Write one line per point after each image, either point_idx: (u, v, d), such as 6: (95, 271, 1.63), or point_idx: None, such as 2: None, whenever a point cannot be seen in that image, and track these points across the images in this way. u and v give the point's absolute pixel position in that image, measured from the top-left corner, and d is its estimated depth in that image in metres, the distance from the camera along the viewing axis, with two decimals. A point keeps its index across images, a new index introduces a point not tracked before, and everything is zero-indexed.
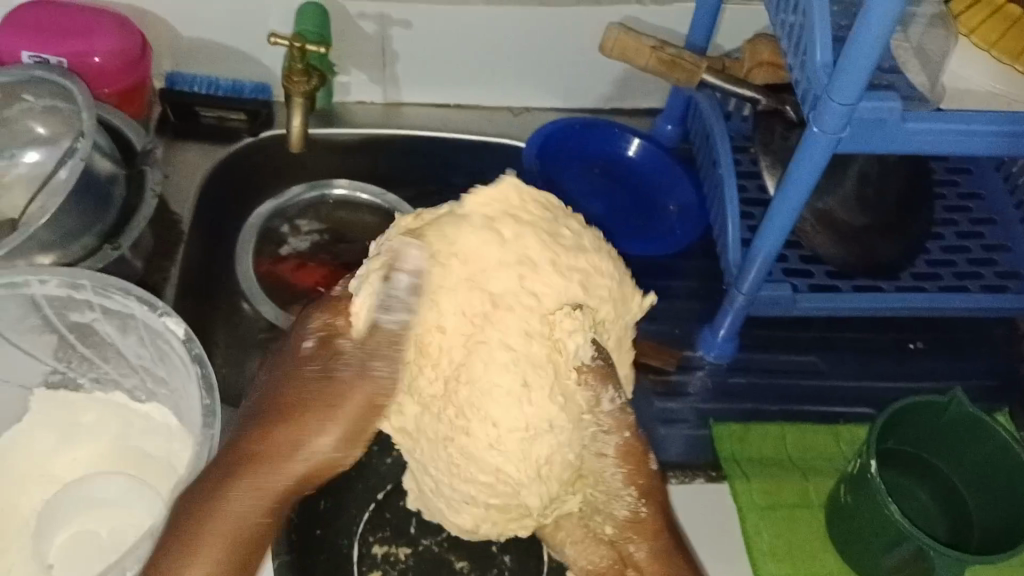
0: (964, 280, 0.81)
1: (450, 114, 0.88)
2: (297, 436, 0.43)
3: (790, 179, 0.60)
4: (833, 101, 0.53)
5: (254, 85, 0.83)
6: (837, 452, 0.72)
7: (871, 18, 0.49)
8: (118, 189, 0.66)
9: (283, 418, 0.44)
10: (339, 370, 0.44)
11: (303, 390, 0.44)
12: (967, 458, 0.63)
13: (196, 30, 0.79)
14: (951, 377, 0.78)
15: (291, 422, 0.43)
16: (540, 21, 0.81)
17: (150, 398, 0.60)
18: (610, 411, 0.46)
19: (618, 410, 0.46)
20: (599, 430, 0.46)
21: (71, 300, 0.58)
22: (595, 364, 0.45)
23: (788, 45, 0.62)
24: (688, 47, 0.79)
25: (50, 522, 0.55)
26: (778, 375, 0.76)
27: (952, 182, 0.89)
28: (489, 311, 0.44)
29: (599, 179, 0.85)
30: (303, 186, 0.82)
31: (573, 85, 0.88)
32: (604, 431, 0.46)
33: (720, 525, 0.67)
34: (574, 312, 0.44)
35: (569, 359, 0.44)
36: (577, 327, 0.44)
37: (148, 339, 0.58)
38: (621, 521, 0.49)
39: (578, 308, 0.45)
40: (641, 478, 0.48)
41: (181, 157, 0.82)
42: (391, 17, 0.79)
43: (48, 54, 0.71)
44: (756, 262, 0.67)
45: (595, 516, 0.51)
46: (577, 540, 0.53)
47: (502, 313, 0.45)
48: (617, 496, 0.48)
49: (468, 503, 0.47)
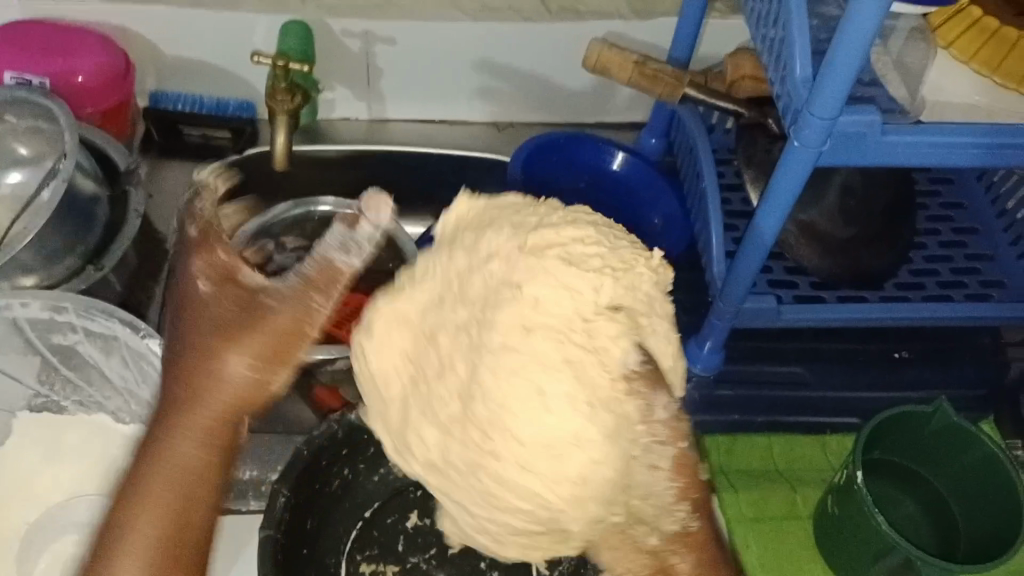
0: (948, 290, 0.82)
1: (435, 130, 0.88)
2: (218, 356, 0.45)
3: (773, 192, 0.60)
4: (814, 116, 0.54)
5: (238, 103, 0.82)
6: (824, 462, 0.72)
7: (850, 34, 0.50)
8: (102, 209, 0.65)
9: (205, 343, 0.45)
10: (265, 301, 0.45)
11: (219, 309, 0.46)
12: (953, 468, 0.63)
13: (180, 48, 0.79)
14: (937, 386, 0.78)
15: (213, 343, 0.45)
16: (524, 36, 0.81)
17: (134, 420, 0.59)
18: (665, 421, 0.44)
19: (674, 419, 0.44)
20: (654, 442, 0.44)
21: (54, 322, 0.58)
22: (640, 370, 0.44)
23: (769, 60, 0.63)
24: (670, 61, 0.80)
25: (34, 545, 0.55)
26: (765, 386, 0.77)
27: (934, 192, 0.90)
28: (509, 324, 0.43)
29: (585, 193, 0.85)
30: (289, 203, 0.82)
31: (558, 100, 0.88)
32: (658, 442, 0.44)
33: None
34: (615, 316, 0.44)
35: (615, 366, 0.43)
36: (619, 332, 0.44)
37: (132, 361, 0.58)
38: (669, 534, 0.46)
39: (621, 311, 0.44)
40: (690, 490, 0.45)
41: (165, 175, 0.82)
42: (375, 35, 0.80)
43: (32, 75, 0.71)
44: (740, 276, 0.67)
45: (641, 528, 0.46)
46: (610, 554, 0.49)
47: (521, 325, 0.43)
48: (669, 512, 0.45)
49: (515, 533, 0.45)
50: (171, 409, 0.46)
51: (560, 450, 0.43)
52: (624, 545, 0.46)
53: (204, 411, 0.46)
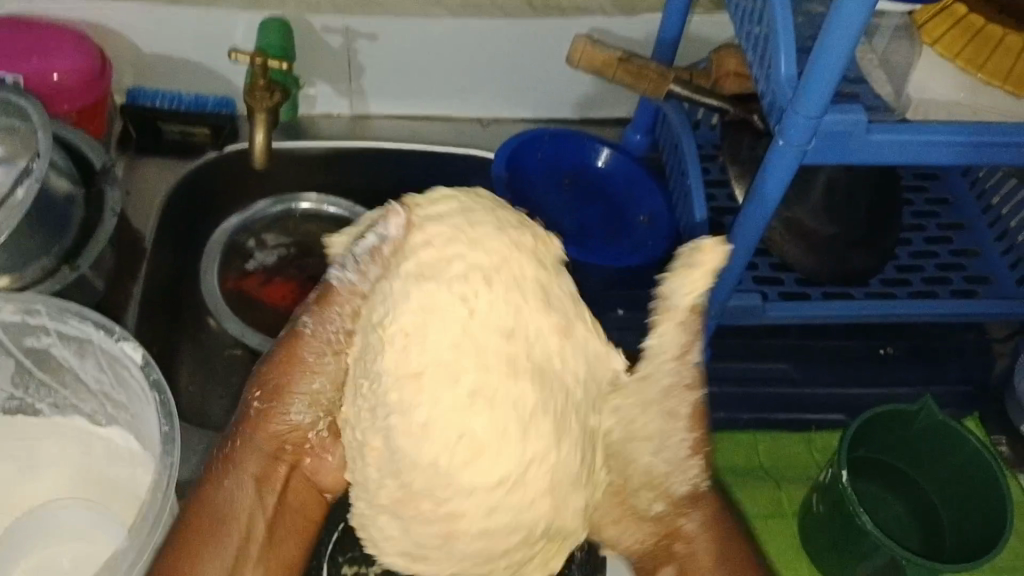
0: (934, 286, 0.82)
1: (418, 126, 0.88)
2: (267, 402, 0.44)
3: (758, 190, 0.60)
4: (799, 115, 0.53)
5: (217, 99, 0.81)
6: (811, 460, 0.72)
7: (834, 33, 0.49)
8: (78, 211, 0.64)
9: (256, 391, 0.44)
10: (307, 355, 0.43)
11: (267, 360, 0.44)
12: (939, 467, 0.63)
13: (158, 45, 0.78)
14: (922, 383, 0.78)
15: (262, 393, 0.44)
16: (507, 32, 0.81)
17: (112, 423, 0.58)
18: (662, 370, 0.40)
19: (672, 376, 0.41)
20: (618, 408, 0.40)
21: (26, 327, 0.56)
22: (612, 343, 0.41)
23: (754, 57, 0.62)
24: (655, 57, 0.79)
25: (10, 551, 0.53)
26: (750, 384, 0.76)
27: (920, 189, 0.89)
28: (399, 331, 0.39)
29: (568, 191, 0.85)
30: (269, 200, 0.80)
31: (543, 96, 0.88)
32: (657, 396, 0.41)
33: None
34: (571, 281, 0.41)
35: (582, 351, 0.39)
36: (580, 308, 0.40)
37: (107, 365, 0.55)
38: (678, 498, 0.44)
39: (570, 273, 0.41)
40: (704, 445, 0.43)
41: (144, 173, 0.82)
42: (356, 31, 0.79)
43: (6, 73, 0.70)
44: (725, 277, 0.67)
45: (647, 491, 0.43)
46: (620, 520, 0.44)
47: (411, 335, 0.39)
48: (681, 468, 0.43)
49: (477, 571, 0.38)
50: (233, 447, 0.45)
51: (460, 484, 0.36)
52: (626, 512, 0.44)
53: (247, 455, 0.45)
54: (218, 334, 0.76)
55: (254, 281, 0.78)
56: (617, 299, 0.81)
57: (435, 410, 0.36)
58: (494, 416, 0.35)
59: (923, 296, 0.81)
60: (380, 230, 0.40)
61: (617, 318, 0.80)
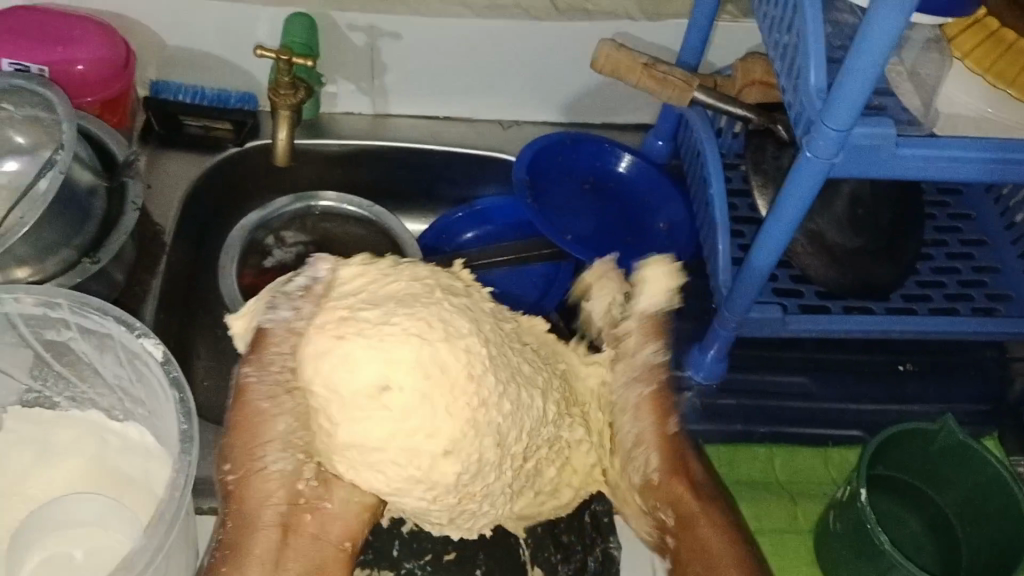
0: (953, 303, 0.81)
1: (438, 126, 0.87)
2: (239, 468, 0.45)
3: (782, 203, 0.59)
4: (827, 127, 0.53)
5: (239, 94, 0.82)
6: (827, 476, 0.71)
7: (867, 47, 0.49)
8: (99, 204, 0.64)
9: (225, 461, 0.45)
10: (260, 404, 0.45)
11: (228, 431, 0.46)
12: (959, 487, 0.62)
13: (182, 38, 0.78)
14: (940, 400, 0.78)
15: (229, 460, 0.45)
16: (531, 35, 0.80)
17: (128, 418, 0.58)
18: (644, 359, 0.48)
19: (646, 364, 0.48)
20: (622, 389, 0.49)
21: (47, 319, 0.55)
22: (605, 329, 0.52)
23: (782, 67, 0.61)
24: (680, 64, 0.79)
25: (21, 545, 0.53)
26: (767, 397, 0.76)
27: (942, 203, 0.89)
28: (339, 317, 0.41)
29: (588, 196, 0.84)
30: (290, 198, 0.82)
31: (565, 100, 0.87)
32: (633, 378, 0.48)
33: None
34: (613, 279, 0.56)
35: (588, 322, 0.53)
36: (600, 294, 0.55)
37: (126, 360, 0.55)
38: (642, 487, 0.48)
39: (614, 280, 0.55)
40: (665, 428, 0.48)
41: (166, 167, 0.80)
42: (381, 30, 0.78)
43: (30, 62, 0.69)
44: (746, 288, 0.66)
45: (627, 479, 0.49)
46: (631, 512, 0.50)
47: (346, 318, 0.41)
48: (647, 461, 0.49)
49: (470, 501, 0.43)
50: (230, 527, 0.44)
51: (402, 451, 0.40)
52: (635, 507, 0.49)
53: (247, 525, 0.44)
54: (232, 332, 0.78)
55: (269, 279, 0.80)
56: None
57: (406, 396, 0.39)
58: (454, 395, 0.40)
59: (943, 312, 0.80)
60: (311, 273, 0.46)
61: None
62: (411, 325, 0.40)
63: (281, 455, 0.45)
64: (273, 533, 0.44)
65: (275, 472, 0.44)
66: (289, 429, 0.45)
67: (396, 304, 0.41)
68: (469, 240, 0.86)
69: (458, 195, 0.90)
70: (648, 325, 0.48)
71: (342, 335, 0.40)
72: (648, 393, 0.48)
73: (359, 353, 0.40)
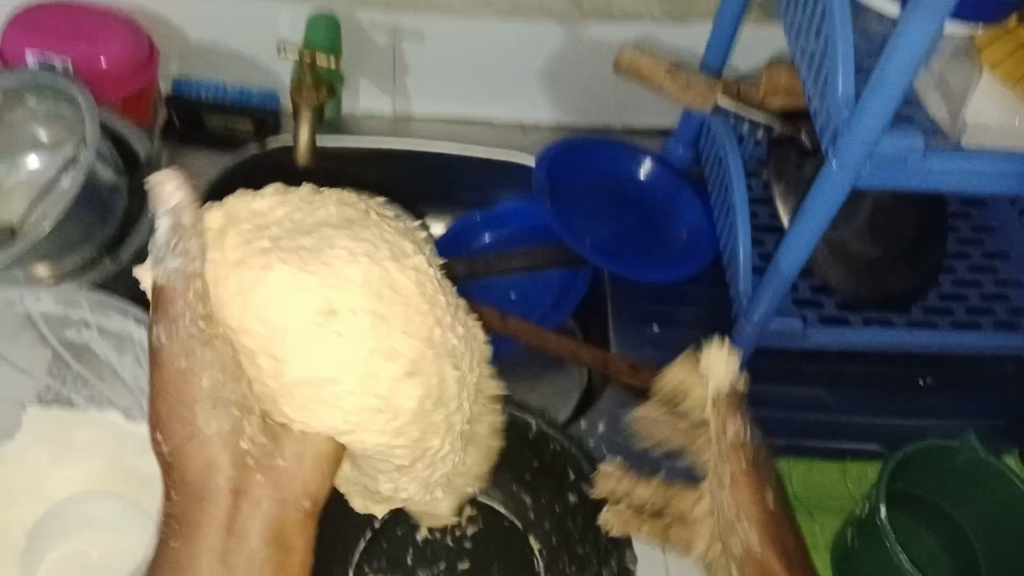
0: (976, 317, 0.79)
1: (458, 129, 0.87)
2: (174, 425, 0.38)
3: (806, 213, 0.58)
4: (854, 137, 0.52)
5: (262, 92, 0.81)
6: (843, 489, 0.72)
7: (898, 56, 0.48)
8: (121, 202, 0.64)
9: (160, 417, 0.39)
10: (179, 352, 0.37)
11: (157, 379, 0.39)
12: (979, 505, 0.61)
13: (205, 36, 0.78)
14: (960, 415, 0.77)
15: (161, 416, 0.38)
16: (554, 38, 0.80)
17: (145, 417, 0.58)
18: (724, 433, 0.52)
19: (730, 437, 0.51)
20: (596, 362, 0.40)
21: (67, 317, 0.56)
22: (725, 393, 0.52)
23: (808, 75, 0.61)
24: (703, 69, 0.78)
25: (39, 542, 0.54)
26: (785, 409, 0.75)
27: (965, 215, 0.87)
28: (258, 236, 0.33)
29: (608, 202, 0.84)
30: (307, 197, 0.81)
31: (586, 103, 0.87)
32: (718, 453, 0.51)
33: None
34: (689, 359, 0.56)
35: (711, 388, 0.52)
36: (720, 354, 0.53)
37: (144, 360, 0.55)
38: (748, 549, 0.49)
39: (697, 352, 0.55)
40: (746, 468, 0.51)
41: (186, 163, 0.80)
42: (404, 30, 0.78)
43: (54, 58, 0.70)
44: (766, 297, 0.66)
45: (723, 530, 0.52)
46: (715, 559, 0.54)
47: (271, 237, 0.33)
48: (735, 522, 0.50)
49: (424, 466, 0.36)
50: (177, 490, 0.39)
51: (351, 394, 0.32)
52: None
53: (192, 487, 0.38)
54: None
55: None
56: (651, 313, 0.80)
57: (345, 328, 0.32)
58: (400, 323, 0.33)
59: (967, 326, 0.79)
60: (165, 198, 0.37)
61: (651, 333, 0.79)
62: (350, 245, 0.33)
63: (215, 409, 0.37)
64: (223, 497, 0.38)
65: (212, 431, 0.37)
66: (216, 385, 0.37)
67: (333, 229, 0.33)
68: (486, 243, 0.86)
69: (477, 198, 0.90)
70: (725, 402, 0.52)
71: (250, 260, 0.33)
72: (740, 469, 0.51)
73: (275, 288, 0.32)
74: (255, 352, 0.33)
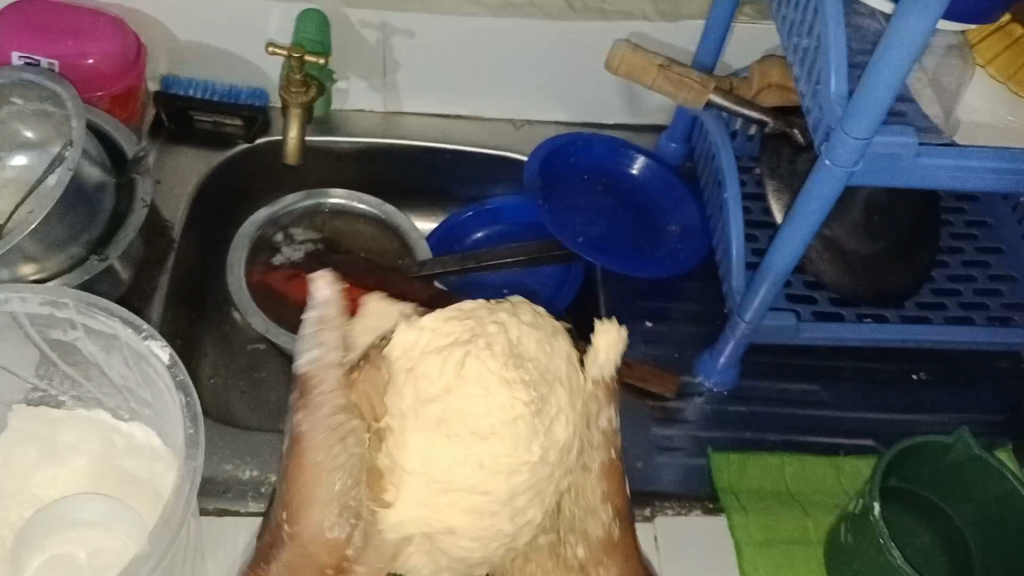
0: (970, 311, 0.80)
1: (450, 124, 0.86)
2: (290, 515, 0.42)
3: (799, 210, 0.58)
4: (847, 135, 0.52)
5: (250, 90, 0.81)
6: (838, 486, 0.70)
7: (891, 52, 0.48)
8: (107, 199, 0.64)
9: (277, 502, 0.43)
10: (310, 454, 0.41)
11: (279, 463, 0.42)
12: (971, 502, 0.61)
13: (193, 34, 0.77)
14: (953, 409, 0.77)
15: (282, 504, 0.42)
16: (544, 34, 0.79)
17: (134, 419, 0.57)
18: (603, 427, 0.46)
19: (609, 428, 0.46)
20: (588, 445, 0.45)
21: (54, 318, 0.55)
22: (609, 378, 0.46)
23: (801, 72, 0.60)
24: (696, 66, 0.78)
25: (27, 542, 0.53)
26: (778, 404, 0.75)
27: (958, 210, 0.87)
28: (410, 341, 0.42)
29: (600, 198, 0.83)
30: (299, 195, 0.82)
31: (579, 100, 0.86)
32: (591, 445, 0.46)
33: (718, 546, 0.65)
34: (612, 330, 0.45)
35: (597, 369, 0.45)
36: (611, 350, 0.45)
37: (133, 361, 0.54)
38: (595, 543, 0.46)
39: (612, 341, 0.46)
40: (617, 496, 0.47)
41: (174, 161, 0.80)
42: (393, 27, 0.78)
43: (40, 56, 0.69)
44: (759, 294, 0.66)
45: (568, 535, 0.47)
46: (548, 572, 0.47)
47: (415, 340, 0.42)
48: (594, 511, 0.46)
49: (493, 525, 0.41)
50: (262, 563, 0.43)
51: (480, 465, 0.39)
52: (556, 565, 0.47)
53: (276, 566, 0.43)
54: (241, 328, 0.80)
55: (278, 275, 0.80)
56: (645, 310, 0.80)
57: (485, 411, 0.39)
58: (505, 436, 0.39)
59: (959, 321, 0.79)
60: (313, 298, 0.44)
61: (645, 329, 0.78)
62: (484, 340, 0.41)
63: (335, 514, 0.41)
64: None
65: (329, 530, 0.41)
66: (346, 487, 0.41)
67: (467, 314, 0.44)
68: (479, 239, 0.86)
69: (468, 193, 0.90)
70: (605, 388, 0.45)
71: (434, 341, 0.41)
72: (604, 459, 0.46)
73: (469, 387, 0.39)
74: (414, 416, 0.40)
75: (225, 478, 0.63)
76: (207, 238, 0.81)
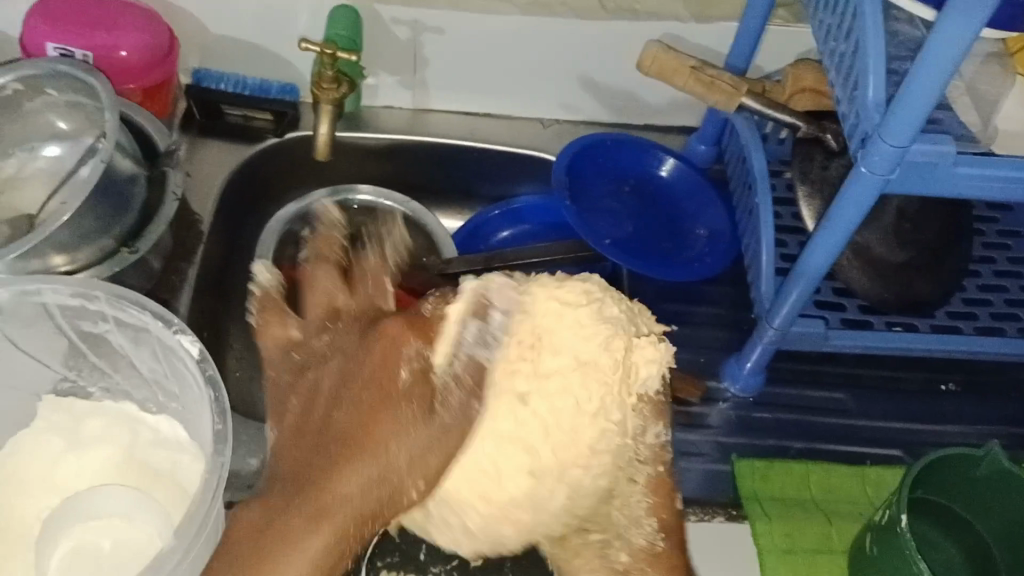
0: (1001, 322, 0.79)
1: (478, 123, 0.86)
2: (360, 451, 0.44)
3: (833, 217, 0.57)
4: (885, 142, 0.51)
5: (281, 86, 0.81)
6: (863, 495, 0.69)
7: (933, 60, 0.47)
8: (139, 192, 0.64)
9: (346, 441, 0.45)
10: (437, 405, 0.46)
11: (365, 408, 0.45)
12: (1001, 517, 0.60)
13: (225, 28, 0.77)
14: (982, 421, 0.76)
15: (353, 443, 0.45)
16: (575, 33, 0.79)
17: (161, 411, 0.58)
18: (650, 443, 0.51)
19: (659, 445, 0.52)
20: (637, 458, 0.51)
21: (85, 310, 0.55)
22: (652, 397, 0.51)
23: (837, 77, 0.60)
24: (728, 68, 0.77)
25: (51, 533, 0.53)
26: (803, 411, 0.75)
27: (991, 218, 0.86)
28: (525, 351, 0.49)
29: (627, 199, 0.83)
30: (327, 191, 0.82)
31: (608, 100, 0.86)
32: (640, 459, 0.51)
33: (736, 554, 0.65)
34: (656, 344, 0.50)
35: (638, 384, 0.50)
36: (653, 357, 0.50)
37: (162, 354, 0.55)
38: (639, 551, 0.51)
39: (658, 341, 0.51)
40: (665, 512, 0.52)
41: (204, 154, 0.80)
42: (425, 24, 0.78)
43: (74, 47, 0.69)
44: (789, 300, 0.65)
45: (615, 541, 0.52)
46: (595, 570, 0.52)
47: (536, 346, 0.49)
48: (639, 523, 0.52)
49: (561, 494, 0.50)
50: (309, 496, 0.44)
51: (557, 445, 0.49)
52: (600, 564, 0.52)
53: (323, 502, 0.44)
54: None
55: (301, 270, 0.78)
56: (670, 313, 0.79)
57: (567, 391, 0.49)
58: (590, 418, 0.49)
59: (989, 331, 0.78)
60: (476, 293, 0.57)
61: (670, 333, 0.78)
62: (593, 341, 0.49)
63: (417, 469, 0.45)
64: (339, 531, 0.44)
65: (404, 477, 0.45)
66: (427, 449, 0.45)
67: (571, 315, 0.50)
68: (505, 238, 0.86)
69: (495, 192, 0.90)
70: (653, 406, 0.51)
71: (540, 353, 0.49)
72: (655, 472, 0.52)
73: (565, 338, 0.49)
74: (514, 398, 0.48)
75: (249, 472, 0.64)
76: (235, 232, 0.81)
